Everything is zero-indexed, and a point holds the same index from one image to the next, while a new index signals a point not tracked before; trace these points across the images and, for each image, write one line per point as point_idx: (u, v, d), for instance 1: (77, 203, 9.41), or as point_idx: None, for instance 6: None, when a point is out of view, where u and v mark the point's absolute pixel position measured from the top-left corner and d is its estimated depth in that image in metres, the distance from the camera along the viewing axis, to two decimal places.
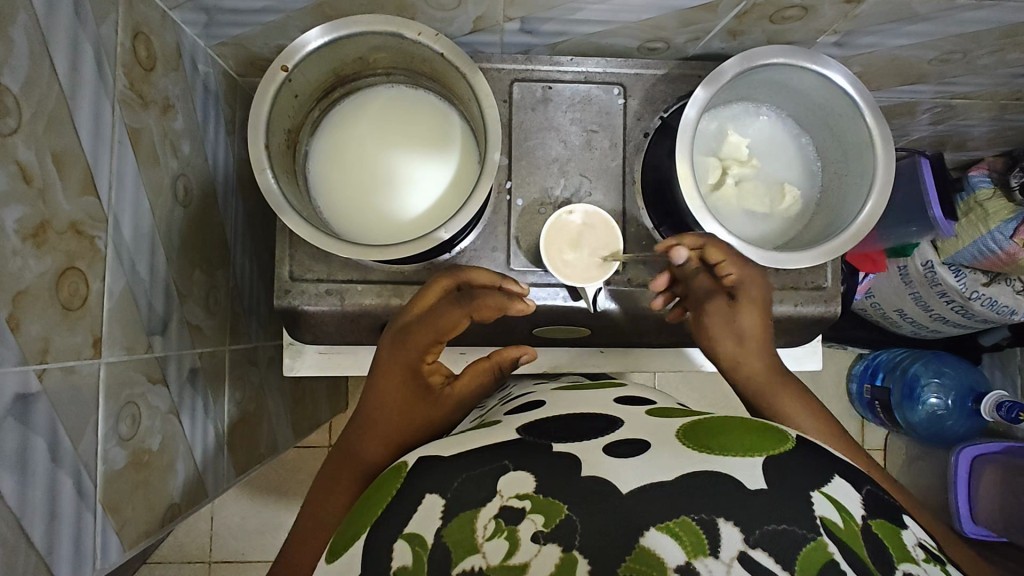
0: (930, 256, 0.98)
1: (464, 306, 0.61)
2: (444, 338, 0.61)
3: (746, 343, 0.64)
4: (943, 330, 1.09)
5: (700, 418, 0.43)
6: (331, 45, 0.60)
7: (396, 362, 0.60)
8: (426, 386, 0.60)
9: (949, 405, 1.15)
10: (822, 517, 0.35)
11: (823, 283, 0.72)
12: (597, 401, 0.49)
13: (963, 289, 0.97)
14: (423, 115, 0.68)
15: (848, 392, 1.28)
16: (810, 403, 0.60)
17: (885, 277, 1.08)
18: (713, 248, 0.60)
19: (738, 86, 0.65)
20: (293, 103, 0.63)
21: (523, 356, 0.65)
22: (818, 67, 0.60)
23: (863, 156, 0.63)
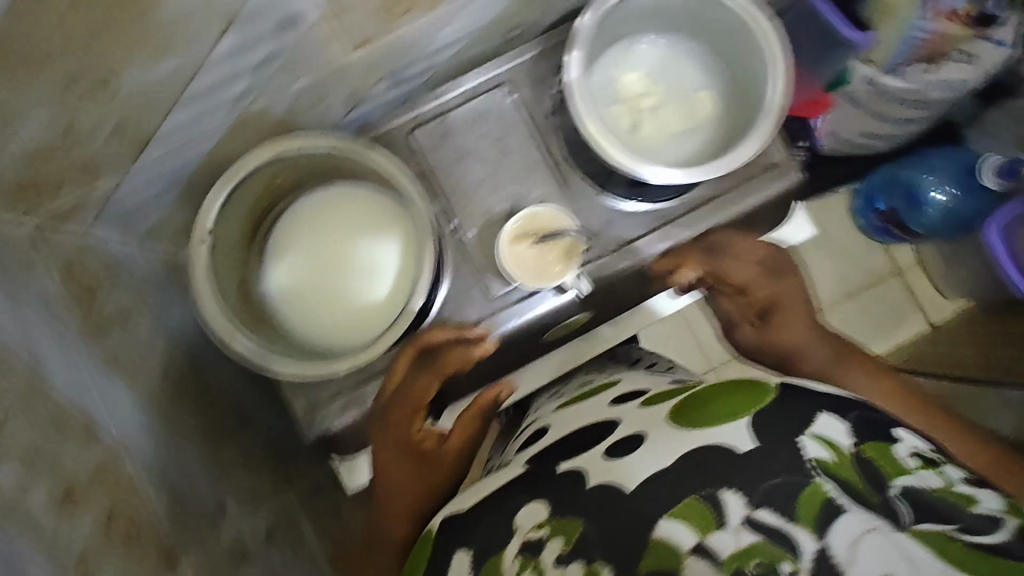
0: (869, 71, 0.99)
1: (431, 371, 0.67)
2: (423, 405, 0.66)
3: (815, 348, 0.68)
4: (917, 126, 1.11)
5: (686, 396, 0.45)
6: (231, 194, 0.62)
7: (398, 438, 0.64)
8: (422, 453, 0.64)
9: (955, 194, 1.14)
10: (812, 458, 0.38)
11: (774, 159, 0.72)
12: (597, 407, 0.52)
13: (914, 87, 0.99)
14: (348, 203, 0.69)
15: (861, 230, 1.28)
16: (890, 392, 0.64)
17: (840, 112, 1.10)
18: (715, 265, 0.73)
19: (610, 29, 0.66)
20: (227, 260, 0.65)
21: (501, 392, 0.70)
22: None
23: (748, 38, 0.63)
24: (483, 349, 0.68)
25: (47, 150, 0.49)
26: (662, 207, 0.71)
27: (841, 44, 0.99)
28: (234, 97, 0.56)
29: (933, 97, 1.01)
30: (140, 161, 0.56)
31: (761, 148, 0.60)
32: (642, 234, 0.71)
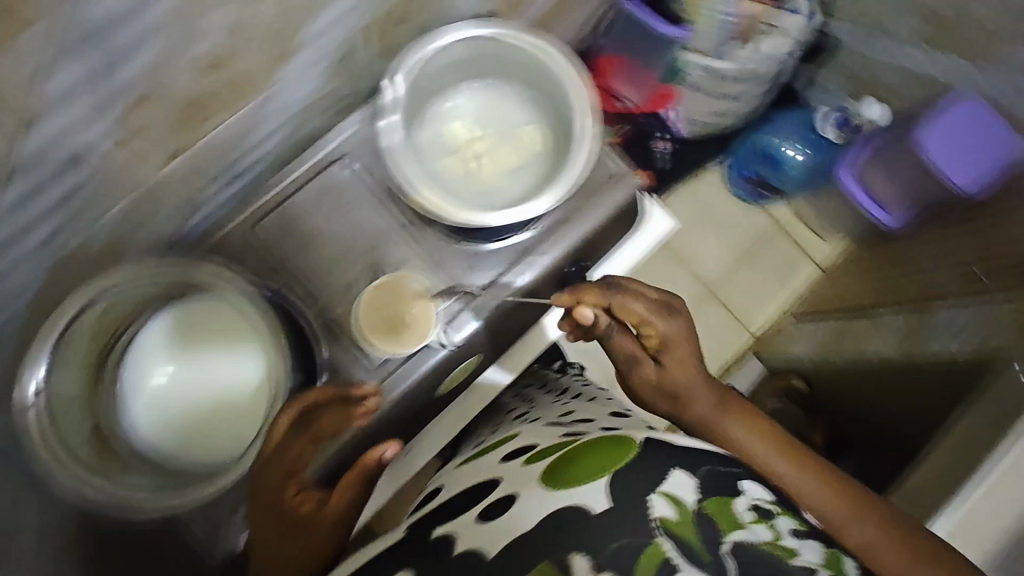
0: (700, 59, 1.18)
1: (304, 434, 0.69)
2: (293, 472, 0.68)
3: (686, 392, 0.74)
4: (753, 102, 1.32)
5: (559, 458, 0.59)
6: (54, 358, 0.68)
7: (267, 507, 0.66)
8: (298, 519, 0.65)
9: (808, 150, 1.39)
10: (659, 518, 0.51)
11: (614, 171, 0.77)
12: (490, 466, 0.67)
13: (739, 62, 1.18)
14: (193, 317, 0.77)
15: (736, 197, 1.56)
16: (760, 433, 0.73)
17: (686, 101, 1.30)
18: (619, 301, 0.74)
19: (427, 85, 0.68)
20: (74, 414, 0.71)
21: (387, 451, 0.68)
22: (463, 33, 0.63)
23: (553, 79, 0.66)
24: (362, 409, 0.71)
25: None
26: (520, 241, 0.79)
27: (667, 40, 1.18)
28: (42, 241, 0.59)
29: (754, 71, 1.21)
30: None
31: (584, 176, 0.62)
32: (507, 267, 0.79)
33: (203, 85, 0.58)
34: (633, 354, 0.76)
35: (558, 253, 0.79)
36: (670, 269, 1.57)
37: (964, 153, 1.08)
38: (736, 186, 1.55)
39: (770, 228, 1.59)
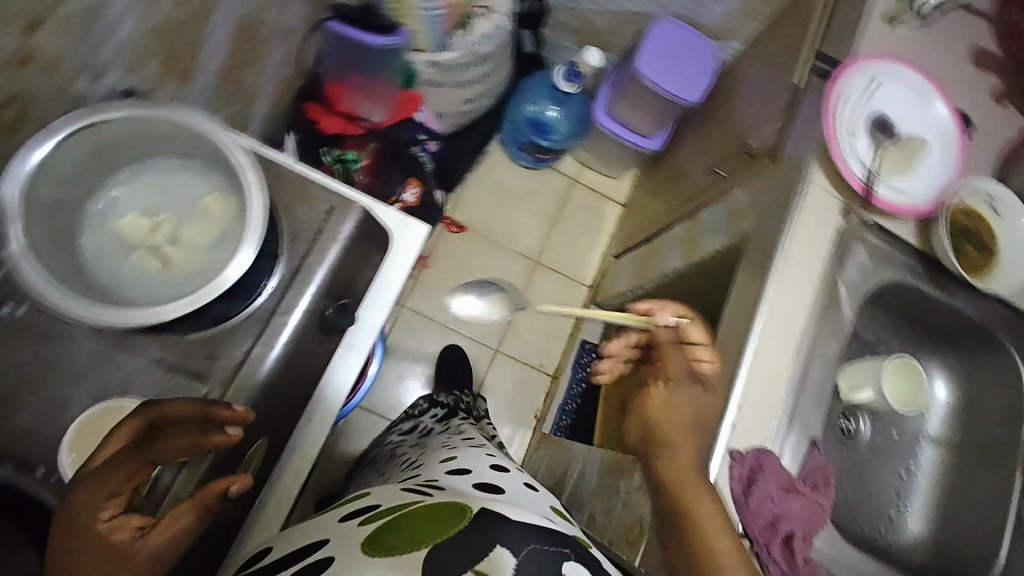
0: (426, 57, 1.21)
1: (144, 450, 0.54)
2: (127, 490, 0.53)
3: (691, 428, 0.65)
4: (494, 77, 1.37)
5: (388, 522, 0.59)
6: None
7: (82, 527, 0.51)
8: (107, 547, 0.51)
9: (561, 106, 1.48)
10: None
11: (328, 204, 0.71)
12: (327, 524, 0.66)
13: (463, 49, 1.21)
14: None
15: (519, 162, 1.64)
16: (720, 510, 0.60)
17: (432, 98, 1.32)
18: (695, 331, 0.71)
19: (47, 213, 0.57)
20: None
21: (235, 485, 0.56)
22: (58, 134, 0.54)
23: (183, 132, 0.60)
24: (224, 436, 0.58)
25: None
26: (252, 305, 0.67)
27: (386, 50, 1.17)
28: None
29: (482, 52, 1.25)
30: None
31: (260, 209, 0.59)
32: (254, 341, 0.67)
33: None
34: (682, 377, 0.66)
35: (307, 296, 0.68)
36: (490, 257, 1.60)
37: (675, 63, 1.26)
38: (518, 153, 1.61)
39: (564, 185, 1.67)
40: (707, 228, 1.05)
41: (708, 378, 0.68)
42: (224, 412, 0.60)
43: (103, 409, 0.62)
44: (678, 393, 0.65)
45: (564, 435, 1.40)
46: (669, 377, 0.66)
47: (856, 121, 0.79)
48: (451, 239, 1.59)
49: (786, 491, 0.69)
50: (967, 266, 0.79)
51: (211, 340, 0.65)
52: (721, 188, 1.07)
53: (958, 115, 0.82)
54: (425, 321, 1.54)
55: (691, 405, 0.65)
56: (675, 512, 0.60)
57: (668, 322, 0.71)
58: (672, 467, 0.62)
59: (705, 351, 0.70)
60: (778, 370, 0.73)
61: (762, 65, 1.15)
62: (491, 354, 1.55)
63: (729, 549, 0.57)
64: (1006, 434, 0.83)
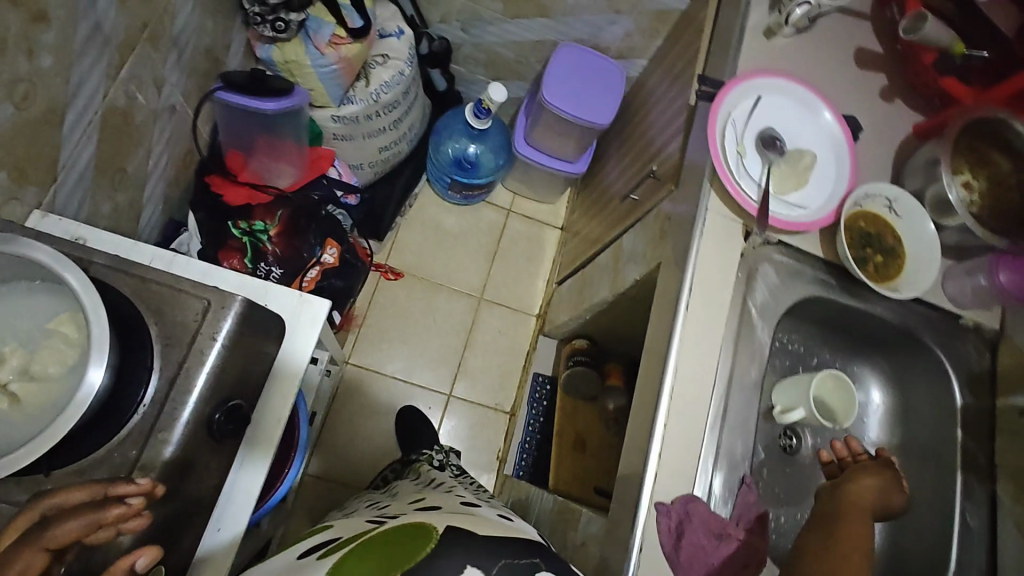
0: (328, 113, 1.23)
1: (39, 545, 0.51)
2: None
3: (879, 495, 0.73)
4: (409, 122, 1.37)
5: (348, 556, 0.56)
6: None
7: None
8: None
9: (478, 144, 1.45)
10: None
11: (203, 302, 0.67)
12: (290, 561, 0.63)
13: (367, 101, 1.23)
14: None
15: (447, 201, 1.61)
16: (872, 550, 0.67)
17: (345, 150, 1.33)
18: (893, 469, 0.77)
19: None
20: None
21: (140, 558, 0.56)
22: None
23: (21, 258, 0.58)
24: (123, 510, 0.55)
25: None
26: (123, 429, 0.62)
27: (285, 114, 1.15)
28: None
29: (389, 101, 1.26)
30: None
31: (101, 327, 0.56)
32: (131, 465, 0.61)
33: None
34: (889, 473, 0.75)
35: (187, 407, 0.64)
36: (432, 299, 1.56)
37: (582, 88, 1.26)
38: (444, 192, 1.57)
39: (501, 217, 1.64)
40: (628, 254, 1.03)
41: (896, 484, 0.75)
42: (127, 486, 0.56)
43: None
44: (876, 473, 0.75)
45: (527, 475, 1.35)
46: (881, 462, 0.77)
47: (740, 141, 0.79)
48: (389, 286, 1.55)
49: (717, 539, 0.67)
50: (871, 273, 0.78)
51: (83, 470, 0.60)
52: (638, 211, 1.05)
53: (844, 121, 0.83)
54: (372, 375, 1.49)
55: (886, 489, 0.74)
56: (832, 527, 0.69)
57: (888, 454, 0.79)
58: (848, 502, 0.71)
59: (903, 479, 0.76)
60: (697, 408, 0.71)
61: (663, 79, 1.13)
62: (444, 399, 1.50)
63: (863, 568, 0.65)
64: (943, 432, 0.82)
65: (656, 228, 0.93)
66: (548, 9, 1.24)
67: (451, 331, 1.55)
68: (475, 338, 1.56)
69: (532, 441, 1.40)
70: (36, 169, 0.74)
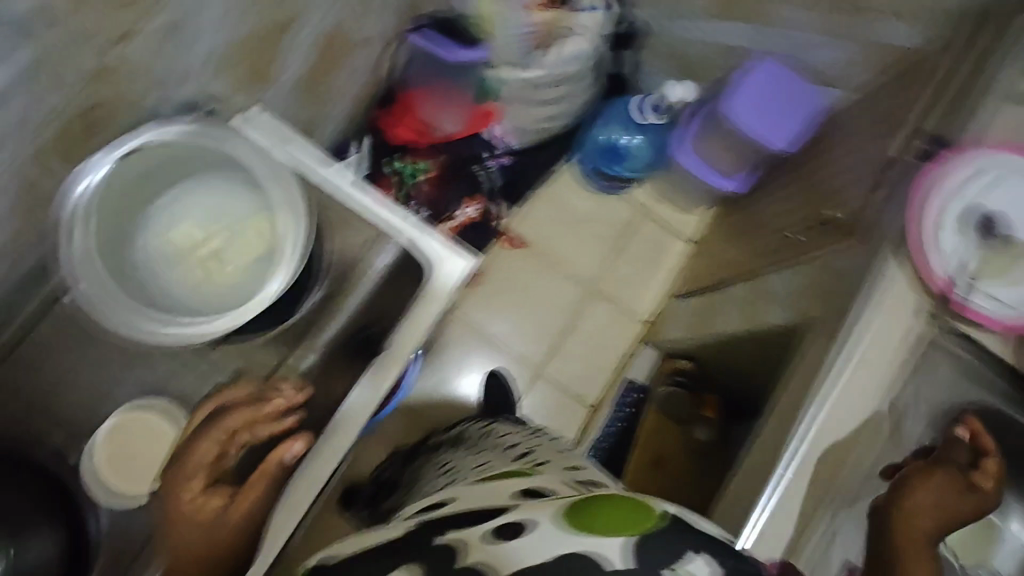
0: (506, 73, 1.19)
1: (213, 433, 0.65)
2: (207, 464, 0.65)
3: (937, 503, 0.67)
4: (574, 97, 1.36)
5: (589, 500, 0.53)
6: None
7: (179, 500, 0.64)
8: (203, 517, 0.63)
9: (639, 136, 1.42)
10: None
11: (372, 231, 0.72)
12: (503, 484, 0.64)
13: (546, 70, 1.19)
14: None
15: (587, 188, 1.56)
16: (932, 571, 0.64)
17: (510, 113, 1.29)
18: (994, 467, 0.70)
19: (110, 218, 0.63)
20: None
21: (292, 447, 0.66)
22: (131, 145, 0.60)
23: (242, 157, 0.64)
24: (274, 407, 0.66)
25: None
26: (286, 323, 0.70)
27: (473, 65, 1.19)
28: None
29: (566, 73, 1.23)
30: None
31: (301, 237, 0.61)
32: (288, 352, 0.72)
33: None
34: (959, 476, 0.69)
35: (338, 320, 0.72)
36: (544, 279, 1.54)
37: (771, 107, 1.16)
38: (587, 178, 1.54)
39: (631, 213, 1.57)
40: (773, 296, 0.97)
41: (968, 473, 0.69)
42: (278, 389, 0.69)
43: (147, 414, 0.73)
44: (940, 476, 0.69)
45: None
46: (943, 457, 0.70)
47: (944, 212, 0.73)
48: (507, 255, 1.54)
49: None
50: None
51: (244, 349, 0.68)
52: (797, 254, 0.99)
53: None
54: (471, 334, 1.52)
55: (946, 488, 0.68)
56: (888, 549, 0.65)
57: (968, 437, 0.71)
58: (913, 511, 0.67)
59: (991, 474, 0.69)
60: None
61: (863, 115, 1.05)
62: (531, 376, 1.52)
63: None
64: None
65: (816, 279, 0.87)
66: (756, 17, 1.17)
67: (553, 313, 1.54)
68: (575, 326, 1.54)
69: (607, 444, 1.38)
70: (263, 77, 0.83)
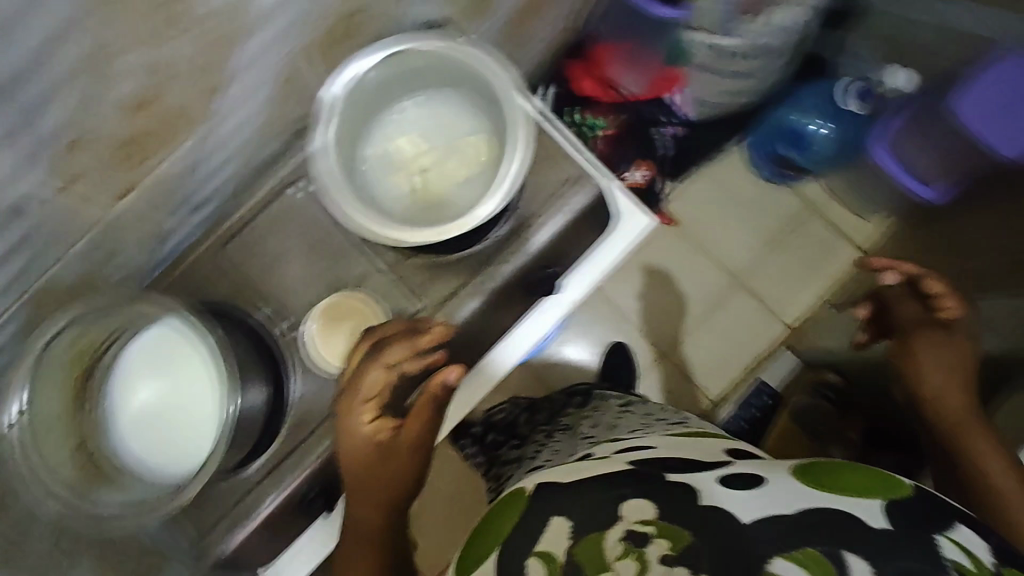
0: (704, 37, 1.11)
1: (376, 367, 0.64)
2: (374, 396, 0.65)
3: (947, 375, 0.81)
4: (769, 74, 1.24)
5: (814, 460, 0.60)
6: (33, 391, 0.59)
7: (353, 430, 0.65)
8: (379, 446, 0.66)
9: (832, 124, 1.27)
10: (951, 562, 0.50)
11: (571, 171, 0.71)
12: (701, 449, 0.68)
13: (745, 41, 1.09)
14: (150, 354, 0.67)
15: (761, 177, 1.45)
16: (998, 449, 0.74)
17: (693, 82, 1.24)
18: (948, 314, 0.83)
19: (354, 116, 0.66)
20: (57, 433, 0.62)
21: (450, 378, 0.65)
22: (389, 51, 0.62)
23: (480, 77, 0.65)
24: (430, 337, 0.65)
25: None
26: (475, 248, 0.71)
27: (672, 23, 1.11)
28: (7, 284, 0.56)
29: (766, 45, 1.13)
30: None
31: (528, 162, 0.61)
32: (468, 279, 0.72)
33: (132, 124, 0.53)
34: (936, 333, 0.84)
35: (529, 255, 0.71)
36: (694, 261, 1.45)
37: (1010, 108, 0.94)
38: (759, 163, 1.43)
39: (802, 208, 1.45)
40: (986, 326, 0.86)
41: (941, 331, 0.84)
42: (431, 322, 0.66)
43: (352, 308, 0.71)
44: (925, 351, 0.83)
45: None
46: (908, 335, 0.86)
47: None
48: (660, 231, 1.46)
49: None
50: None
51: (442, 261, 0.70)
52: None
53: None
54: (610, 306, 1.45)
55: (942, 362, 0.82)
56: (960, 453, 0.77)
57: (892, 277, 0.84)
58: (943, 407, 0.81)
59: (948, 303, 0.83)
60: None
61: None
62: (656, 356, 1.43)
63: (1007, 478, 0.71)
64: None
65: None
66: None
67: (694, 299, 1.44)
68: (714, 317, 1.44)
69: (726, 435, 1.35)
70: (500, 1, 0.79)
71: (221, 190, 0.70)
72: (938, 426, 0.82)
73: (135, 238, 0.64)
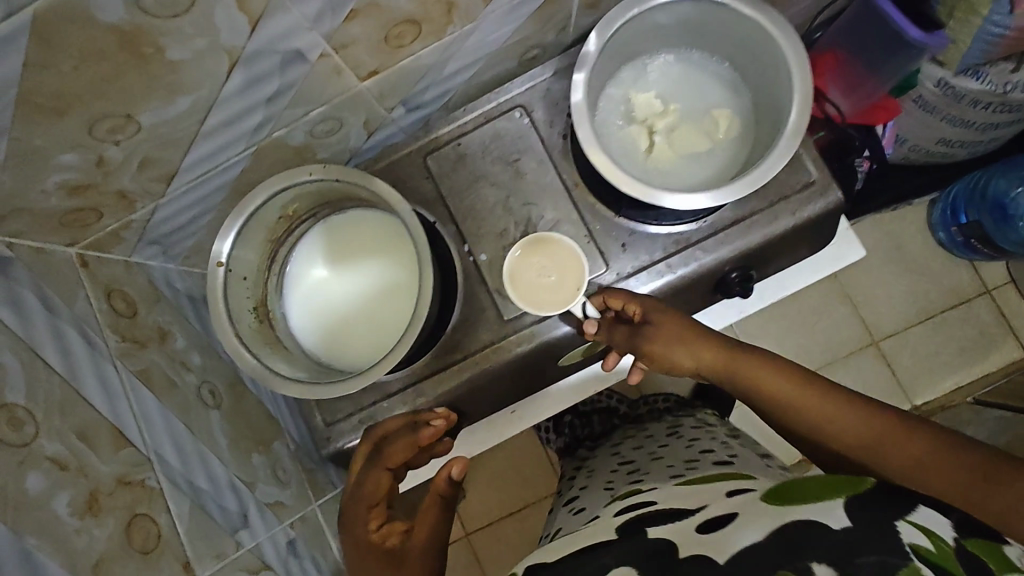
0: (941, 74, 0.99)
1: (379, 466, 0.61)
2: (380, 500, 0.59)
3: (693, 358, 0.62)
4: (1000, 134, 1.11)
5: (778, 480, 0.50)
6: (239, 236, 0.60)
7: (359, 542, 0.57)
8: (387, 553, 0.56)
9: None
10: (911, 544, 0.41)
11: (810, 176, 0.66)
12: (710, 494, 0.53)
13: (995, 88, 0.97)
14: (359, 227, 0.69)
15: (939, 243, 1.29)
16: (837, 406, 0.54)
17: (909, 119, 1.12)
18: (612, 299, 0.64)
19: (610, 55, 0.61)
20: (245, 285, 0.64)
21: (453, 469, 0.59)
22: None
23: (765, 48, 0.59)
24: (432, 430, 0.62)
25: (85, 184, 0.53)
26: (681, 228, 0.67)
27: (913, 48, 0.91)
28: (253, 128, 0.58)
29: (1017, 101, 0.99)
30: (174, 189, 0.60)
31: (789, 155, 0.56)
32: (662, 256, 0.67)
33: (418, 3, 0.52)
34: (654, 318, 0.63)
35: (732, 249, 0.67)
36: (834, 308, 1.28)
37: None
38: (941, 228, 1.27)
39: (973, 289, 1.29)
40: None
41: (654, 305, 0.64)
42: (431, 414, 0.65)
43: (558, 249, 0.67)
44: (661, 342, 0.62)
45: None
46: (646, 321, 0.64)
47: None
48: None
49: None
50: None
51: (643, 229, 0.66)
52: None
53: None
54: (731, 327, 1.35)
55: (681, 344, 0.62)
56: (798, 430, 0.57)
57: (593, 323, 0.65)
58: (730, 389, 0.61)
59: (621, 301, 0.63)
60: None
61: None
62: None
63: (899, 448, 0.51)
64: None
65: None
66: None
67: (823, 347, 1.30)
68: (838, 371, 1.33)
69: None
70: None
71: (441, 94, 0.69)
72: (778, 423, 0.59)
73: (354, 113, 0.64)
